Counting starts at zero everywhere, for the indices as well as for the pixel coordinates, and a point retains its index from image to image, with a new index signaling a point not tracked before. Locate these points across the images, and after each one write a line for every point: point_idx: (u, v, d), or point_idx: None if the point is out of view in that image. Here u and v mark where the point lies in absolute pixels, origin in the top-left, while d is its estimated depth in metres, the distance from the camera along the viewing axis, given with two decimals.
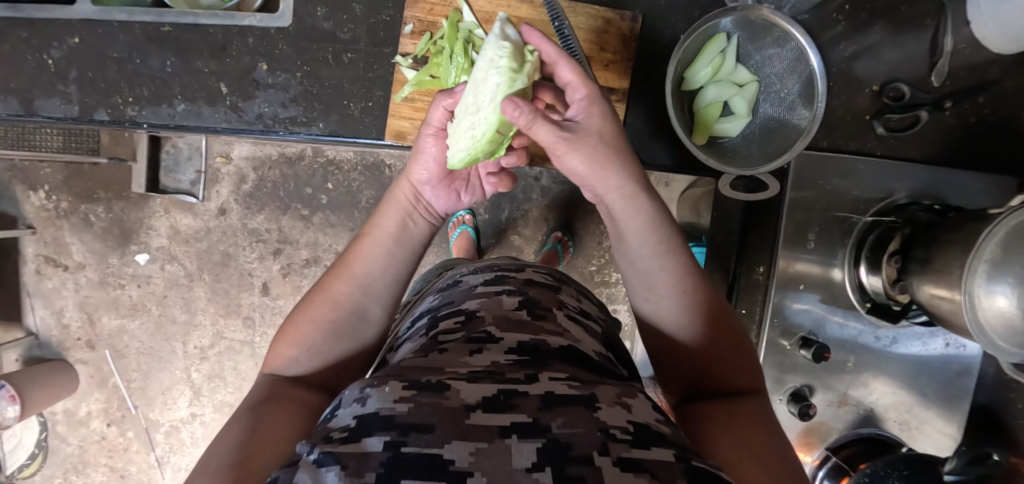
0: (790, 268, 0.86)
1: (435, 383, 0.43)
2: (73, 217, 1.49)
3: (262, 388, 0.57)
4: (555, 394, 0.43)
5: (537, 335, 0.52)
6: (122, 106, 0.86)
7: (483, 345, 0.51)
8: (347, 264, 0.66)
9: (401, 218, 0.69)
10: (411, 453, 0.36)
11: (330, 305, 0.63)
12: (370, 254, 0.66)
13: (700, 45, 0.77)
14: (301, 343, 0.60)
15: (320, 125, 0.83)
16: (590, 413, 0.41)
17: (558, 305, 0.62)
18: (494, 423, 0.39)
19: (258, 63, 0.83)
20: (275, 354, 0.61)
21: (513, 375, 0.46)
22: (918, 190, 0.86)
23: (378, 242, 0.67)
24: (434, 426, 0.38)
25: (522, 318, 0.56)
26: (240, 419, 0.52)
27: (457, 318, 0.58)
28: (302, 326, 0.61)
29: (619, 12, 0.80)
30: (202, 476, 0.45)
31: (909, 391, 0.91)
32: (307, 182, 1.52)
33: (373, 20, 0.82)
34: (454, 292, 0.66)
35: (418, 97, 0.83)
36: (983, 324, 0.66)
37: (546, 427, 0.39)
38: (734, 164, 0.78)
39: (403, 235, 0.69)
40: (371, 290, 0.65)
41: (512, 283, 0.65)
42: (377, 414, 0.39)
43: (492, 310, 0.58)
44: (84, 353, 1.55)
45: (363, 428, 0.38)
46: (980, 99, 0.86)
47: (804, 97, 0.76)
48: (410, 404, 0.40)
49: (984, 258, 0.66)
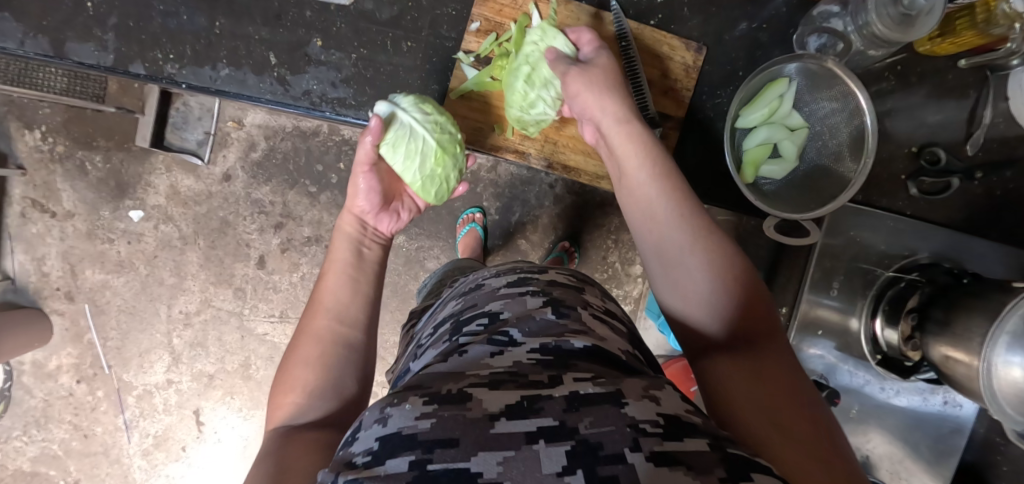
0: (810, 312, 0.89)
1: (456, 394, 0.42)
2: (68, 162, 1.43)
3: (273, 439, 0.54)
4: (582, 394, 0.41)
5: (560, 336, 0.51)
6: (160, 61, 0.83)
7: (505, 347, 0.50)
8: (316, 302, 0.67)
9: (350, 248, 0.73)
10: (437, 471, 0.36)
11: (313, 342, 0.62)
12: (332, 283, 0.69)
13: (760, 85, 0.78)
14: (300, 385, 0.57)
15: (369, 111, 0.81)
16: (619, 411, 0.40)
17: (583, 305, 0.60)
18: (520, 429, 0.39)
19: (312, 38, 0.81)
20: (279, 408, 0.57)
21: (537, 378, 0.45)
22: (939, 252, 0.89)
23: (337, 274, 0.70)
24: (458, 439, 0.38)
25: (545, 319, 0.55)
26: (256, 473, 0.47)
27: (482, 321, 0.57)
28: (294, 372, 0.59)
29: (686, 42, 0.80)
30: None
31: (905, 443, 0.93)
32: (319, 159, 1.49)
33: (437, 12, 0.80)
34: (478, 296, 0.64)
35: (475, 97, 0.83)
36: (996, 390, 0.69)
37: (572, 429, 0.38)
38: (776, 207, 0.80)
39: (359, 263, 0.73)
40: (349, 315, 0.66)
41: (535, 284, 0.63)
42: (399, 433, 0.39)
43: (517, 312, 0.57)
44: (62, 304, 1.49)
45: (388, 447, 0.38)
46: (1005, 174, 0.88)
47: (853, 149, 0.78)
48: (432, 420, 0.39)
49: (1006, 329, 0.68)
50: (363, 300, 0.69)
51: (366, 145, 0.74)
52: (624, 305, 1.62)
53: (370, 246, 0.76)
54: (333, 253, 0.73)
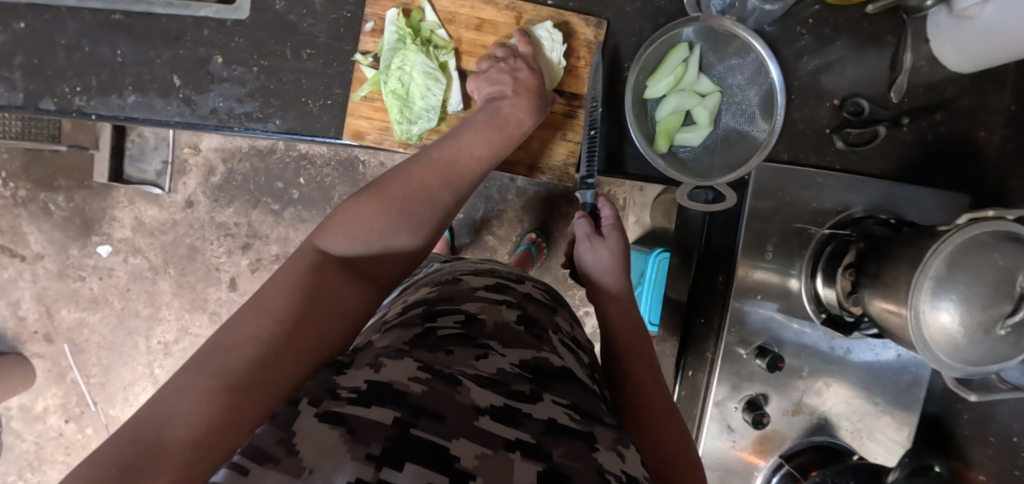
0: (748, 278, 0.87)
1: (448, 374, 0.41)
2: (31, 205, 1.44)
3: (299, 264, 0.52)
4: (557, 422, 0.41)
5: (539, 353, 0.50)
6: (70, 95, 0.82)
7: (489, 351, 0.47)
8: (433, 168, 0.67)
9: (432, 199, 0.65)
10: (419, 438, 0.34)
11: (410, 196, 0.63)
12: (416, 204, 0.63)
13: (662, 53, 0.77)
14: (365, 232, 0.58)
15: (276, 122, 0.81)
16: (588, 452, 0.39)
17: (554, 328, 0.58)
18: (501, 434, 0.37)
19: (213, 55, 0.81)
20: (333, 232, 0.57)
21: (518, 388, 0.43)
22: (873, 202, 0.87)
23: (420, 192, 0.64)
24: (443, 416, 0.37)
25: (520, 333, 0.52)
26: (258, 326, 0.45)
27: (455, 317, 0.51)
28: (382, 212, 0.60)
29: (584, 18, 0.80)
30: (234, 353, 0.43)
31: (863, 400, 0.92)
32: (279, 176, 1.49)
33: (333, 16, 0.80)
34: (450, 289, 0.58)
35: (378, 96, 0.81)
36: (927, 339, 0.67)
37: (547, 453, 0.37)
38: (695, 174, 0.79)
39: (434, 220, 0.64)
40: (445, 200, 0.67)
41: (511, 294, 0.60)
42: (390, 385, 0.38)
43: (493, 316, 0.53)
44: (42, 346, 1.50)
45: (379, 393, 0.37)
46: (936, 116, 0.87)
47: (764, 108, 0.76)
48: (423, 386, 0.39)
49: (929, 274, 0.67)
50: (422, 231, 0.63)
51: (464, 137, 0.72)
52: None
53: (450, 201, 0.67)
54: (421, 170, 0.66)
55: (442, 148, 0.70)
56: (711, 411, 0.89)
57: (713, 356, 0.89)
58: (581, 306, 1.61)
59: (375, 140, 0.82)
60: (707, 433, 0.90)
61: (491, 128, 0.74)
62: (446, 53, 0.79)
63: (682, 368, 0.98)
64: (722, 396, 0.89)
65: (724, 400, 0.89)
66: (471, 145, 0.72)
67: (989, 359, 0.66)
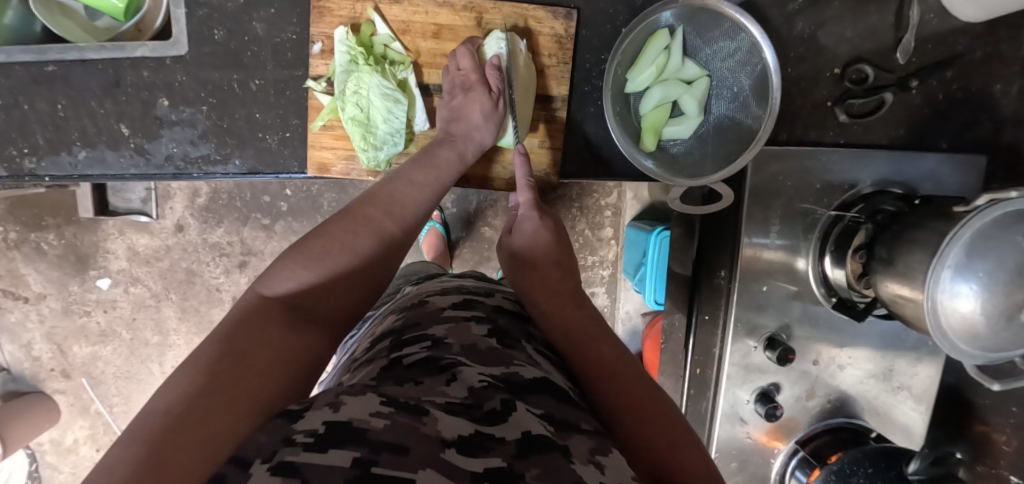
0: (752, 267, 0.82)
1: (413, 404, 0.38)
2: (24, 247, 1.42)
3: (237, 315, 0.48)
4: (534, 435, 0.38)
5: (510, 367, 0.47)
6: (18, 157, 0.77)
7: (457, 370, 0.45)
8: (382, 195, 0.64)
9: (377, 230, 0.61)
10: (381, 476, 0.31)
11: (358, 223, 0.60)
12: (360, 240, 0.59)
13: (642, 41, 0.71)
14: (313, 264, 0.54)
15: (236, 162, 0.76)
16: (566, 465, 0.36)
17: (527, 338, 0.55)
18: (466, 466, 0.34)
19: (158, 99, 0.75)
20: (277, 270, 0.53)
21: (490, 405, 0.41)
22: (884, 177, 0.81)
23: (365, 227, 0.60)
24: (408, 448, 0.34)
25: (492, 349, 0.49)
26: (182, 392, 0.39)
27: (423, 344, 0.49)
28: (326, 246, 0.56)
29: (551, 9, 0.74)
30: (150, 422, 0.37)
31: (878, 380, 0.88)
32: (264, 190, 1.44)
33: (277, 39, 0.74)
34: (418, 313, 0.56)
35: (338, 124, 0.75)
36: (944, 329, 0.62)
37: (519, 475, 0.34)
38: (687, 171, 0.73)
39: (380, 249, 0.60)
40: (401, 218, 0.64)
41: (480, 309, 0.57)
42: (348, 424, 0.34)
43: (460, 337, 0.50)
44: (61, 383, 1.50)
45: (338, 435, 0.33)
46: (947, 73, 0.81)
47: (757, 92, 0.70)
48: (386, 421, 0.35)
49: (947, 263, 0.61)
50: (365, 258, 0.59)
51: (421, 170, 0.68)
52: (602, 271, 1.50)
53: (397, 229, 0.63)
54: (367, 207, 0.62)
55: (396, 186, 0.66)
56: (723, 404, 0.86)
57: (719, 352, 0.86)
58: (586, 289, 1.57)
59: (342, 170, 0.77)
60: (720, 427, 0.86)
61: (438, 166, 0.70)
62: (405, 69, 0.74)
63: (689, 365, 0.94)
64: (734, 389, 0.85)
65: (736, 394, 0.86)
66: (414, 173, 0.68)
67: (1010, 344, 0.62)
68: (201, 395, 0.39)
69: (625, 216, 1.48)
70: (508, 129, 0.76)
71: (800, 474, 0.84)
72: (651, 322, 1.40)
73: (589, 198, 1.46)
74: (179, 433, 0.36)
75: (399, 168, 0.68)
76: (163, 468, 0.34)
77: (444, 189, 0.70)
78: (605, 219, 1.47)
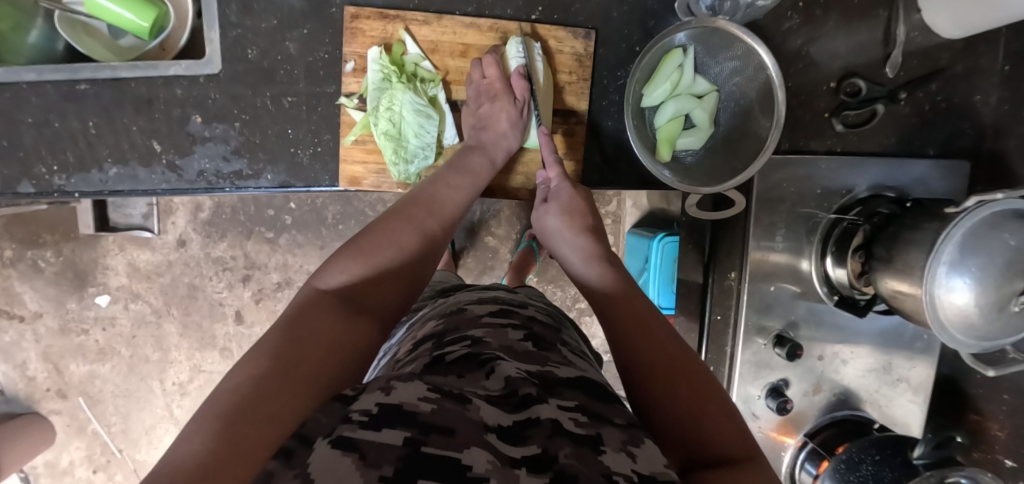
0: (761, 268, 0.87)
1: (457, 393, 0.41)
2: (20, 264, 1.40)
3: (298, 308, 0.51)
4: (565, 424, 0.40)
5: (546, 364, 0.49)
6: (47, 175, 0.78)
7: (497, 364, 0.47)
8: (424, 198, 0.68)
9: (421, 228, 0.64)
10: (429, 454, 0.34)
11: (403, 222, 0.63)
12: (405, 237, 0.62)
13: (657, 60, 0.76)
14: (365, 260, 0.57)
15: (268, 176, 0.79)
16: (595, 456, 0.37)
17: (562, 342, 0.57)
18: (505, 451, 0.36)
19: (191, 115, 0.77)
20: (331, 264, 0.56)
21: (527, 392, 0.43)
22: (879, 182, 0.87)
23: (409, 223, 0.63)
24: (454, 430, 0.36)
25: (530, 349, 0.52)
26: (255, 376, 0.42)
27: (463, 343, 0.51)
28: (375, 244, 0.59)
29: (571, 30, 0.79)
30: (229, 399, 0.40)
31: (879, 374, 0.93)
32: (268, 204, 1.45)
33: (310, 58, 0.77)
34: (456, 320, 0.58)
35: (369, 138, 0.78)
36: (944, 322, 0.67)
37: (553, 457, 0.36)
38: (699, 179, 0.78)
39: (423, 246, 0.63)
40: (441, 217, 0.67)
41: (515, 317, 0.59)
42: (399, 406, 0.37)
43: (498, 338, 0.52)
44: (56, 403, 1.47)
45: (391, 415, 0.36)
46: (932, 86, 0.87)
47: (764, 106, 0.75)
48: (434, 405, 0.38)
49: (943, 260, 0.67)
50: (411, 255, 0.61)
51: (461, 178, 0.72)
52: None
53: (438, 227, 0.66)
54: (410, 208, 0.66)
55: (435, 188, 0.69)
56: (735, 401, 0.90)
57: (731, 350, 0.90)
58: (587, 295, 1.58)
59: (373, 183, 0.80)
60: None
61: (472, 171, 0.73)
62: (435, 86, 0.78)
63: (702, 364, 0.97)
64: (746, 386, 0.90)
65: (748, 390, 0.90)
66: (451, 178, 0.71)
67: (1003, 333, 0.67)
68: (273, 376, 0.42)
69: (625, 223, 1.53)
70: (531, 127, 0.81)
71: (810, 466, 0.89)
72: None
73: None
74: (252, 408, 0.39)
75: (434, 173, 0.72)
76: (245, 440, 0.36)
77: (477, 188, 0.73)
78: (605, 227, 1.52)
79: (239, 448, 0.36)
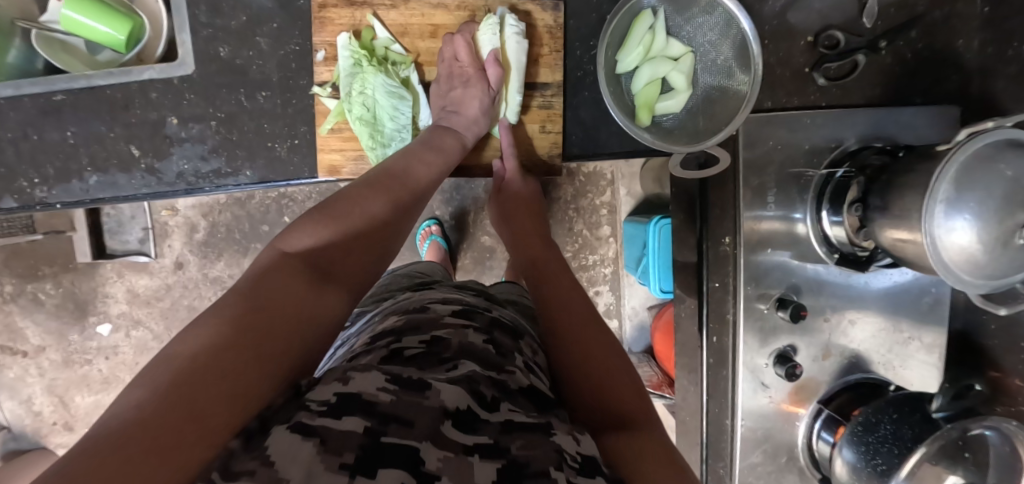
0: (755, 232, 0.85)
1: (416, 381, 0.40)
2: (21, 299, 1.39)
3: (261, 269, 0.50)
4: (517, 421, 0.39)
5: (501, 370, 0.46)
6: (29, 189, 0.78)
7: (459, 361, 0.46)
8: (394, 168, 0.68)
9: (389, 198, 0.64)
10: (389, 442, 0.34)
11: (372, 191, 0.64)
12: (375, 208, 0.63)
13: (626, 25, 0.76)
14: (330, 228, 0.58)
15: (247, 173, 0.79)
16: (546, 438, 0.38)
17: (518, 350, 0.54)
18: (459, 439, 0.36)
19: (167, 118, 0.77)
20: (294, 230, 0.56)
21: (483, 390, 0.42)
22: (866, 134, 0.86)
23: (379, 193, 0.64)
24: (412, 421, 0.36)
25: (487, 351, 0.49)
26: (212, 335, 0.41)
27: (420, 340, 0.49)
28: (344, 213, 0.60)
29: (539, 2, 0.79)
30: (178, 360, 0.39)
31: (889, 331, 0.90)
32: (262, 220, 1.43)
33: (281, 52, 0.77)
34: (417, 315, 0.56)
35: (345, 126, 0.79)
36: (947, 263, 0.65)
37: (506, 449, 0.36)
38: (684, 141, 0.77)
39: (392, 216, 0.64)
40: (411, 190, 0.68)
41: (477, 319, 0.56)
42: (358, 396, 0.37)
43: (461, 338, 0.50)
44: (64, 436, 1.45)
45: (349, 404, 0.36)
46: (913, 33, 0.86)
47: (740, 61, 0.74)
48: (392, 395, 0.38)
49: (939, 198, 0.65)
50: (378, 224, 0.62)
51: (429, 157, 0.72)
52: (605, 268, 1.52)
53: (407, 199, 0.66)
54: (381, 178, 0.66)
55: (406, 160, 0.70)
56: (742, 372, 0.87)
57: (733, 318, 0.88)
58: (590, 287, 1.53)
59: (352, 171, 0.81)
60: (744, 396, 0.88)
61: (442, 147, 0.74)
62: (406, 68, 0.80)
63: (706, 335, 0.95)
64: (752, 355, 0.87)
65: (754, 360, 0.87)
66: (422, 151, 0.72)
67: (1009, 270, 0.65)
68: (228, 335, 0.41)
69: (621, 213, 1.51)
70: (501, 112, 0.82)
71: (827, 434, 0.86)
72: (659, 313, 1.42)
73: (585, 198, 1.49)
74: (205, 371, 0.38)
75: (409, 146, 0.72)
76: (199, 405, 0.36)
77: (448, 161, 0.74)
78: (601, 218, 1.50)
79: (192, 414, 0.35)
